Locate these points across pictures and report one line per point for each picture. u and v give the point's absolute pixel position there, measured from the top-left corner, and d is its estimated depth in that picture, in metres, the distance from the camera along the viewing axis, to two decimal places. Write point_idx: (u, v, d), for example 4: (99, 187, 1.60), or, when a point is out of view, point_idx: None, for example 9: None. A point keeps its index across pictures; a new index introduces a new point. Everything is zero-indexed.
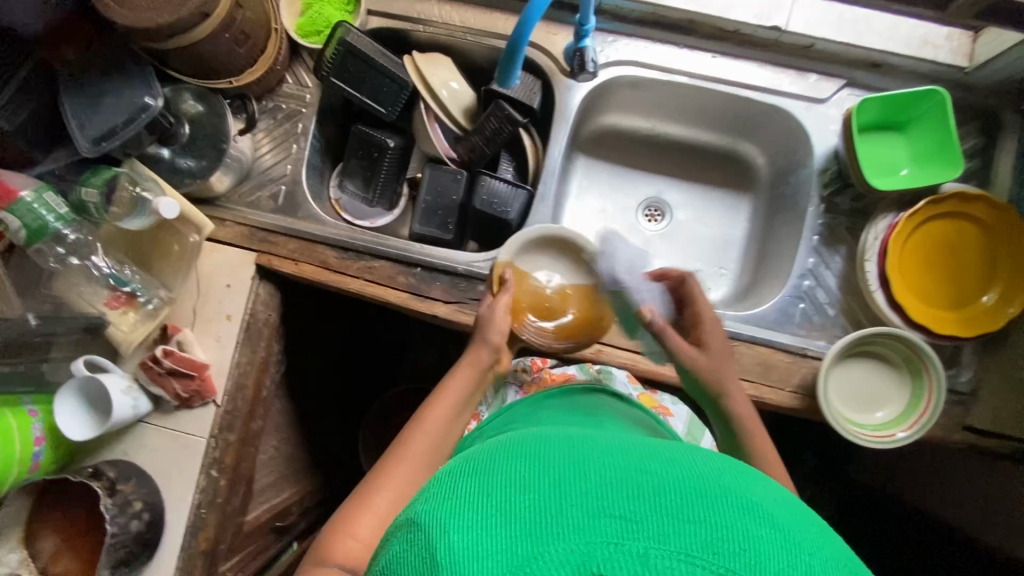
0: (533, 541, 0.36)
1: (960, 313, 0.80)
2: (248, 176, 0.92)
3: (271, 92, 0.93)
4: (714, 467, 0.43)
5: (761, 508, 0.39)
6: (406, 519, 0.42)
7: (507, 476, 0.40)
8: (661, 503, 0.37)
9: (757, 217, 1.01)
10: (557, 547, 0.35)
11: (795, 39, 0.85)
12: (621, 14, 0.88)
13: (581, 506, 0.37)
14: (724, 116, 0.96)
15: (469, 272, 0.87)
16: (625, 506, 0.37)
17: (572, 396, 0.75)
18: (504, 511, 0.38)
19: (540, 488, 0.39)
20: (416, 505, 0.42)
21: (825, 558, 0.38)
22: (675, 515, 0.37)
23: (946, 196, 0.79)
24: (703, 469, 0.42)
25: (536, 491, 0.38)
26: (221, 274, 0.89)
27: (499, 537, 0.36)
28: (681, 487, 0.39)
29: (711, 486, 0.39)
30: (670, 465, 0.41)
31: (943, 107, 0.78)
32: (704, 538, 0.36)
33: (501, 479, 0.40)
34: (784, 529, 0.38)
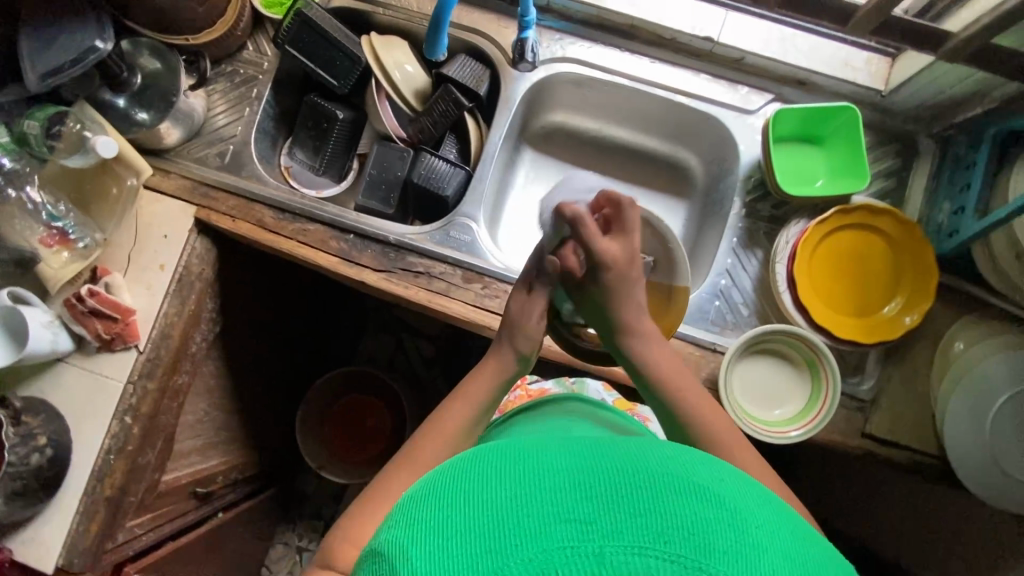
0: (491, 558, 0.35)
1: (863, 320, 0.83)
2: (199, 134, 0.95)
3: (231, 57, 0.97)
4: (664, 453, 0.42)
5: (710, 491, 0.38)
6: (376, 548, 0.41)
7: (461, 492, 0.39)
8: (612, 498, 0.36)
9: (690, 222, 1.05)
10: (512, 561, 0.34)
11: (726, 51, 0.90)
12: (567, 14, 0.93)
13: (535, 515, 0.36)
14: (664, 121, 1.00)
15: (399, 242, 0.90)
16: (579, 508, 0.36)
17: (558, 406, 0.74)
18: (463, 531, 0.37)
19: (493, 499, 0.38)
20: (385, 531, 0.41)
21: (774, 537, 0.37)
22: (624, 507, 0.36)
23: (854, 206, 0.82)
24: (649, 454, 0.41)
25: (493, 505, 0.37)
26: (159, 224, 0.91)
27: (460, 555, 0.35)
28: (634, 479, 0.37)
29: (659, 472, 0.39)
30: (620, 455, 0.40)
31: (856, 123, 0.82)
32: (653, 528, 0.35)
33: (458, 497, 0.39)
34: (732, 510, 0.38)
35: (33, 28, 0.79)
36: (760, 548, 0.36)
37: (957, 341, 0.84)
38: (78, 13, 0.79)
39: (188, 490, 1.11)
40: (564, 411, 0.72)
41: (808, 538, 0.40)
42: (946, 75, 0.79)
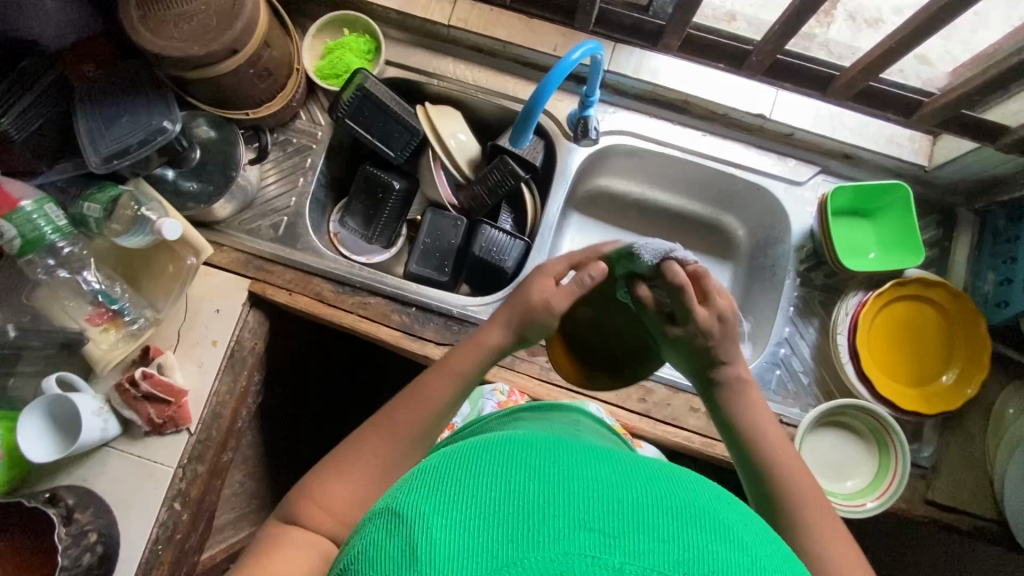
0: (513, 547, 0.34)
1: (923, 390, 0.85)
2: (251, 205, 0.93)
3: (284, 126, 0.96)
4: (698, 490, 0.40)
5: (736, 533, 0.37)
6: (386, 508, 0.39)
7: (490, 478, 0.38)
8: (642, 521, 0.35)
9: (736, 284, 1.07)
10: (533, 554, 0.33)
11: (777, 127, 0.93)
12: (621, 89, 0.96)
13: (562, 517, 0.35)
14: (711, 189, 1.03)
15: (462, 315, 0.89)
16: (604, 521, 0.35)
17: (547, 414, 0.69)
18: (487, 512, 0.36)
19: (525, 491, 0.37)
20: (397, 496, 0.40)
21: None
22: (651, 531, 0.35)
23: (910, 279, 0.86)
24: (677, 485, 0.40)
25: (522, 496, 0.36)
26: (211, 299, 0.88)
27: (479, 540, 0.34)
28: (661, 505, 0.37)
29: (693, 506, 0.37)
30: (653, 482, 0.39)
31: (908, 201, 0.87)
32: (675, 556, 0.34)
33: (486, 481, 0.38)
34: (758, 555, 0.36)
35: (93, 106, 0.76)
36: None
37: (1009, 407, 0.86)
38: (143, 94, 0.78)
39: (222, 569, 1.05)
40: (555, 419, 0.67)
41: None
42: (992, 158, 0.83)
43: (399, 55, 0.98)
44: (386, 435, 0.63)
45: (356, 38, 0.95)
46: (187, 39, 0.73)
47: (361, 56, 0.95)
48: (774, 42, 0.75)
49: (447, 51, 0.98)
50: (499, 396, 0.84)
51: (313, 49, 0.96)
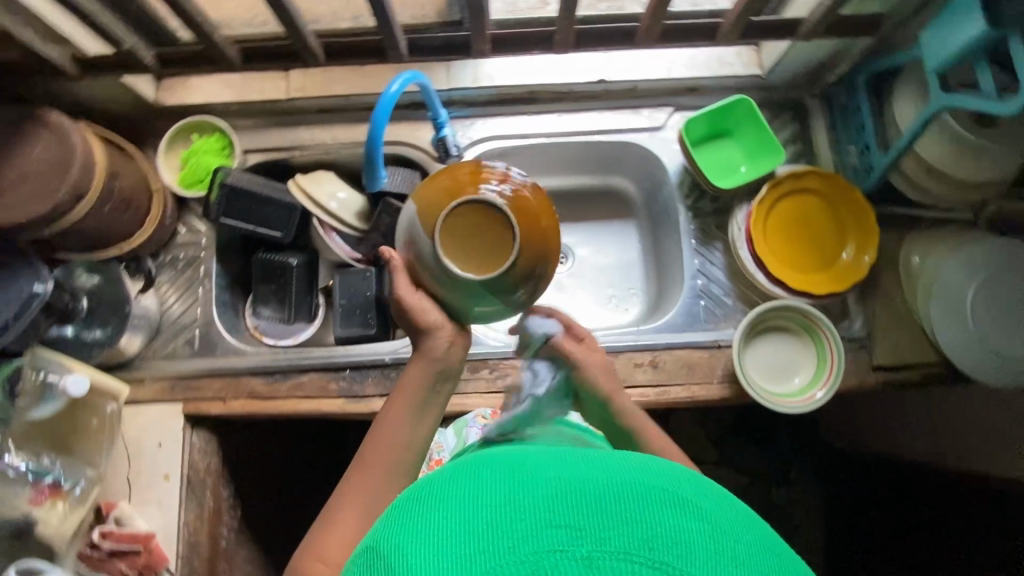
0: (485, 560, 0.35)
1: (831, 270, 0.90)
2: (160, 331, 0.93)
3: (166, 246, 0.96)
4: (654, 467, 0.42)
5: (692, 500, 0.39)
6: (359, 554, 0.40)
7: (457, 496, 0.39)
8: (602, 505, 0.37)
9: (645, 236, 1.11)
10: (505, 560, 0.35)
11: (620, 85, 0.99)
12: (470, 100, 1.00)
13: (531, 518, 0.36)
14: (587, 159, 1.08)
15: (396, 360, 0.90)
16: (572, 515, 0.36)
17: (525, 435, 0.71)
18: (459, 530, 0.37)
19: (488, 505, 0.38)
20: (374, 531, 0.41)
21: (753, 546, 0.37)
22: (615, 515, 0.36)
23: (781, 178, 0.91)
24: (635, 467, 0.41)
25: (490, 509, 0.37)
26: (150, 434, 0.87)
27: (454, 558, 0.35)
28: (621, 488, 0.38)
29: (647, 485, 0.39)
30: (609, 467, 0.41)
31: (750, 108, 0.93)
32: (639, 534, 0.35)
33: (454, 504, 0.39)
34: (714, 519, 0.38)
35: None
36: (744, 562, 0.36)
37: (914, 256, 0.92)
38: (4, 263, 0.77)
39: None
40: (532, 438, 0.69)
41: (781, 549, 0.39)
42: (809, 46, 0.90)
43: (255, 141, 1.00)
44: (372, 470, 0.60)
45: (207, 139, 0.97)
46: (26, 202, 0.73)
47: (217, 154, 0.97)
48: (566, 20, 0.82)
49: (298, 122, 1.00)
50: (481, 421, 0.86)
51: (169, 162, 0.96)
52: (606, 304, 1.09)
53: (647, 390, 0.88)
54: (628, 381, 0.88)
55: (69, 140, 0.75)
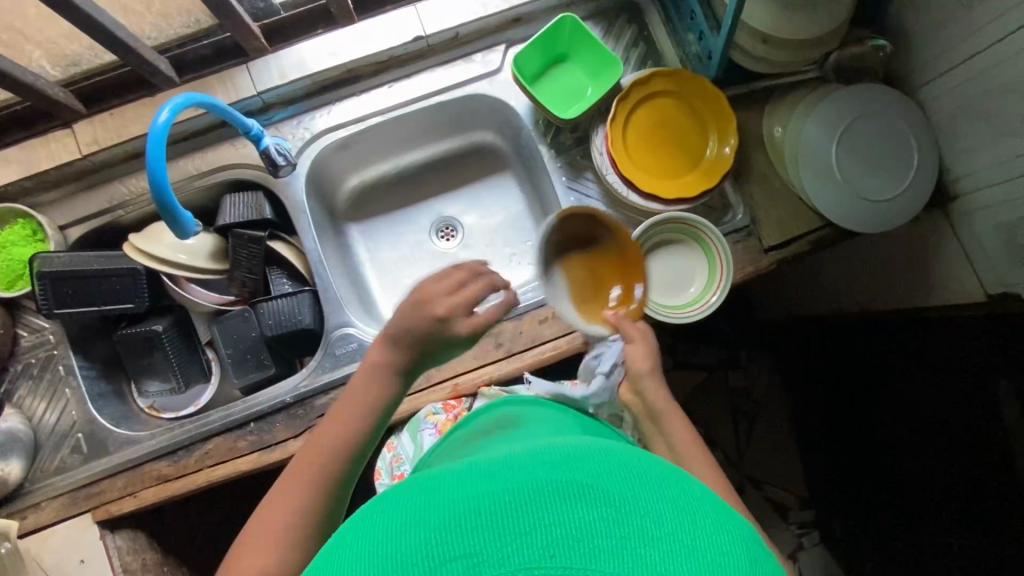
0: None
1: (701, 168, 0.88)
2: (40, 447, 0.85)
3: (13, 355, 0.87)
4: (593, 460, 0.38)
5: (624, 488, 0.34)
6: None
7: (362, 537, 0.34)
8: (517, 516, 0.32)
9: (524, 183, 1.07)
10: None
11: (440, 36, 0.91)
12: (289, 98, 0.91)
13: (439, 546, 0.31)
14: (439, 123, 1.01)
15: (298, 397, 0.85)
16: (484, 537, 0.31)
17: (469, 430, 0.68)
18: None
19: (396, 541, 0.32)
20: None
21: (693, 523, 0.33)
22: (531, 522, 0.32)
23: (627, 90, 0.87)
24: (564, 463, 0.37)
25: (398, 544, 0.32)
26: (67, 554, 0.81)
27: None
28: (545, 488, 0.34)
29: (575, 479, 0.35)
30: (537, 468, 0.36)
31: (576, 24, 0.87)
32: (556, 539, 0.31)
33: (361, 544, 0.33)
34: (642, 500, 0.34)
35: None
36: (677, 548, 0.31)
37: (775, 129, 0.91)
38: None
39: None
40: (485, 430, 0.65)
41: (734, 522, 0.35)
42: None
43: (68, 213, 0.89)
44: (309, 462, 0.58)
45: (12, 229, 0.86)
46: None
47: (30, 242, 0.86)
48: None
49: (109, 178, 0.89)
50: (434, 420, 0.81)
51: None
52: (507, 265, 1.06)
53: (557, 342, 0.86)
54: (537, 340, 0.86)
55: None
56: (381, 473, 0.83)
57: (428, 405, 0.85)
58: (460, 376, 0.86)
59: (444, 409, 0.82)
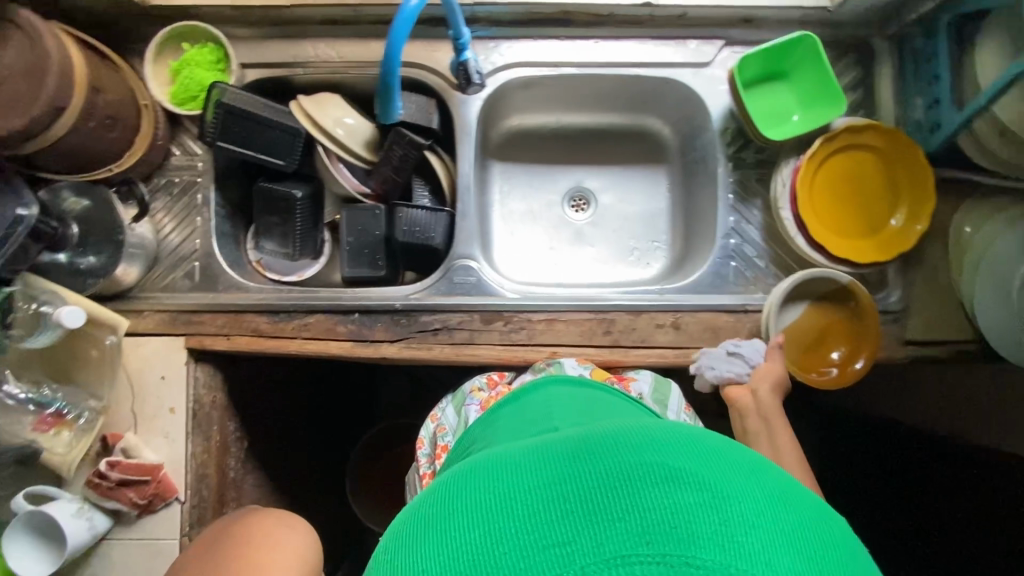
0: None
1: (876, 238, 0.84)
2: (158, 261, 0.88)
3: (160, 168, 0.89)
4: (647, 440, 0.39)
5: (686, 471, 0.36)
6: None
7: (442, 527, 0.37)
8: (585, 514, 0.34)
9: (676, 184, 1.03)
10: None
11: (667, 11, 0.87)
12: (497, 19, 0.88)
13: (515, 548, 0.34)
14: (620, 96, 0.98)
15: (406, 306, 0.86)
16: (554, 533, 0.34)
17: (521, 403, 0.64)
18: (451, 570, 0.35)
19: (474, 535, 0.36)
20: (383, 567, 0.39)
21: (758, 500, 0.35)
22: (602, 519, 0.34)
23: (837, 131, 0.82)
24: (622, 447, 0.38)
25: (476, 542, 0.35)
26: (152, 367, 0.85)
27: None
28: (607, 483, 0.35)
29: (636, 467, 0.36)
30: (598, 456, 0.38)
31: (815, 48, 0.82)
32: (631, 533, 0.33)
33: (443, 538, 0.37)
34: (710, 484, 0.35)
35: None
36: (748, 524, 0.33)
37: (965, 226, 0.85)
38: None
39: None
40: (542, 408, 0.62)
41: (798, 495, 0.37)
42: None
43: (253, 54, 0.89)
44: None
45: (199, 50, 0.86)
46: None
47: (212, 68, 0.86)
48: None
49: (300, 34, 0.89)
50: (478, 396, 0.77)
51: (158, 75, 0.86)
52: (627, 256, 1.04)
53: (667, 351, 0.84)
54: (648, 342, 0.85)
55: (41, 41, 0.66)
56: (421, 444, 0.79)
57: (472, 378, 0.81)
58: (562, 346, 0.85)
59: (488, 385, 0.79)
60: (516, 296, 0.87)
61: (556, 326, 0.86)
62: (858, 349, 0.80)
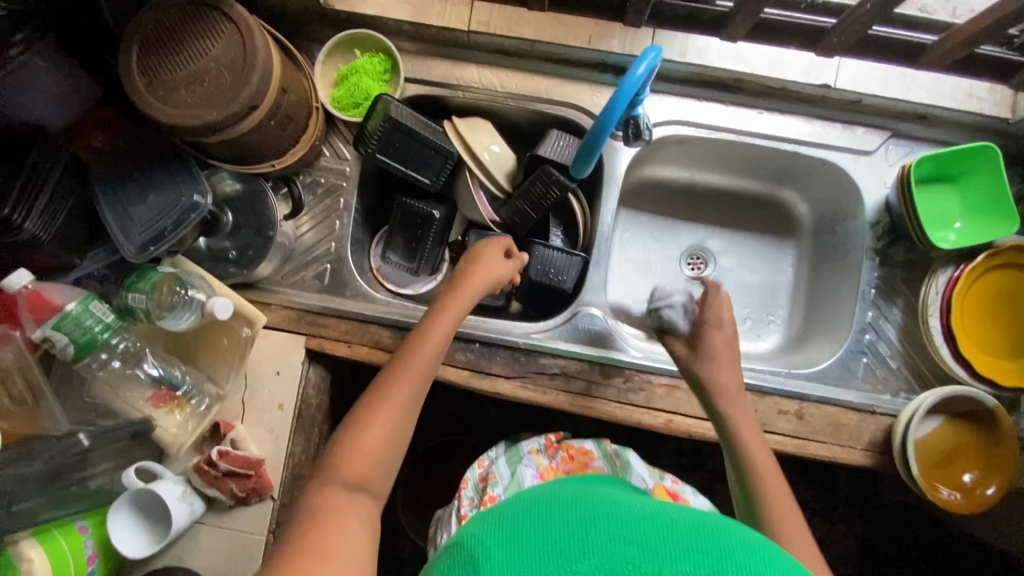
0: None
1: (1023, 362, 0.81)
2: (291, 257, 0.89)
3: (308, 167, 0.90)
4: (719, 521, 0.45)
5: (749, 543, 0.42)
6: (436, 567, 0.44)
7: (524, 527, 0.43)
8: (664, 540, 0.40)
9: (802, 263, 1.01)
10: None
11: (843, 95, 0.85)
12: (666, 75, 0.88)
13: (593, 552, 0.39)
14: (766, 167, 0.96)
15: (529, 345, 0.85)
16: (629, 545, 0.40)
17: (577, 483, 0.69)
18: (533, 554, 0.40)
19: (558, 532, 0.42)
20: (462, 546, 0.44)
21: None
22: (676, 545, 0.40)
23: (1003, 247, 0.80)
24: (693, 516, 0.44)
25: (557, 534, 0.41)
26: (269, 361, 0.84)
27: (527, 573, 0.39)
28: (680, 528, 0.42)
29: (707, 526, 0.42)
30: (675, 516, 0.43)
31: (996, 161, 0.79)
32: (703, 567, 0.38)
33: (527, 533, 0.42)
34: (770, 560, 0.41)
35: (118, 189, 0.72)
36: None
37: None
38: (170, 168, 0.73)
39: None
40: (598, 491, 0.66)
41: None
42: None
43: (418, 70, 0.89)
44: (397, 382, 0.61)
45: (369, 59, 0.86)
46: (199, 103, 0.66)
47: (378, 78, 0.87)
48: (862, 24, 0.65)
49: (468, 58, 0.89)
50: (536, 461, 0.78)
51: (325, 78, 0.87)
52: (739, 325, 1.01)
53: (787, 439, 0.82)
54: (768, 426, 0.83)
55: (251, 39, 0.66)
56: (466, 484, 0.79)
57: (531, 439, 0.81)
58: (678, 415, 0.83)
59: (547, 448, 0.80)
60: (637, 363, 0.84)
61: (676, 391, 0.84)
62: (992, 476, 0.77)
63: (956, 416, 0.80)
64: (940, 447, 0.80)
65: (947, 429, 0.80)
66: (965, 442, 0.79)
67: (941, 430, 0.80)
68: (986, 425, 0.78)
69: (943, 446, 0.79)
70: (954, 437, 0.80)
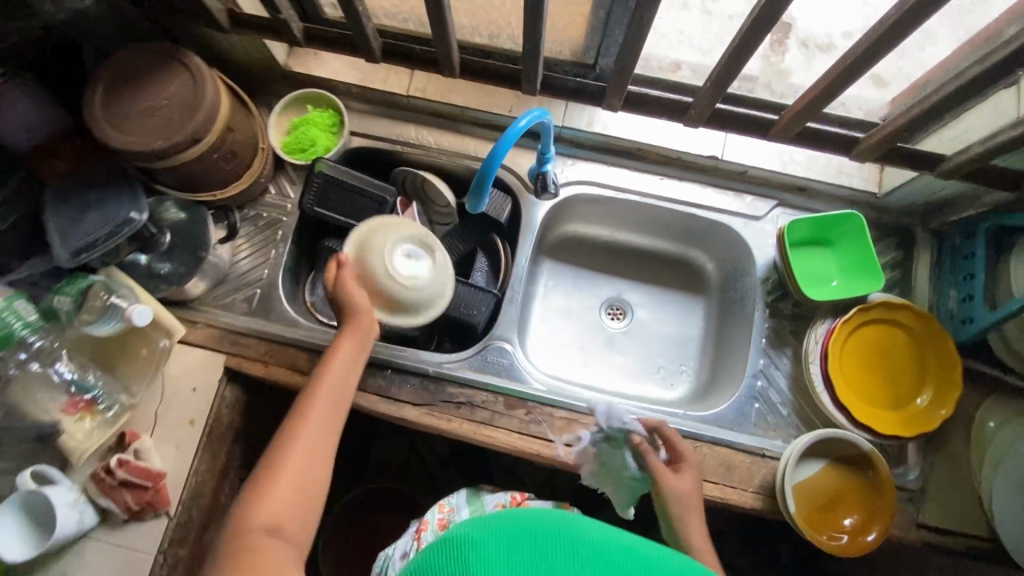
0: None
1: (899, 414, 0.85)
2: (224, 280, 0.95)
3: (254, 202, 0.99)
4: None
5: None
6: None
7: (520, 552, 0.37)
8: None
9: (710, 318, 1.08)
10: None
11: (730, 166, 0.98)
12: (578, 142, 1.01)
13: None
14: (674, 227, 1.06)
15: (438, 373, 0.89)
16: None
17: None
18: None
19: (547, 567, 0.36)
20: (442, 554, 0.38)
21: None
22: None
23: (873, 304, 0.88)
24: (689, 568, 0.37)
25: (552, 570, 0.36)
26: (188, 376, 0.88)
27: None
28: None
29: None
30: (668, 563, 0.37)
31: (861, 228, 0.90)
32: None
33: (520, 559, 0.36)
34: None
35: (64, 201, 0.80)
36: None
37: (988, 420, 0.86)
38: (116, 187, 0.81)
39: None
40: None
41: None
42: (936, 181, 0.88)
43: (363, 125, 1.02)
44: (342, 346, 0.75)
45: (320, 113, 0.98)
46: (149, 133, 0.76)
47: (326, 129, 0.98)
48: (711, 96, 0.78)
49: (407, 118, 1.02)
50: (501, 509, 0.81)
51: (279, 125, 0.99)
52: (653, 373, 1.06)
53: None
54: None
55: (202, 84, 0.78)
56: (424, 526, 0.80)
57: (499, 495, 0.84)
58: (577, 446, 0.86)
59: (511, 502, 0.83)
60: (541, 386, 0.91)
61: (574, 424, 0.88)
62: (870, 521, 0.79)
63: (837, 461, 0.83)
64: (821, 491, 0.82)
65: (827, 474, 0.82)
66: (846, 487, 0.82)
67: (823, 474, 0.83)
68: (864, 471, 0.82)
69: (824, 491, 0.82)
70: (835, 483, 0.82)
